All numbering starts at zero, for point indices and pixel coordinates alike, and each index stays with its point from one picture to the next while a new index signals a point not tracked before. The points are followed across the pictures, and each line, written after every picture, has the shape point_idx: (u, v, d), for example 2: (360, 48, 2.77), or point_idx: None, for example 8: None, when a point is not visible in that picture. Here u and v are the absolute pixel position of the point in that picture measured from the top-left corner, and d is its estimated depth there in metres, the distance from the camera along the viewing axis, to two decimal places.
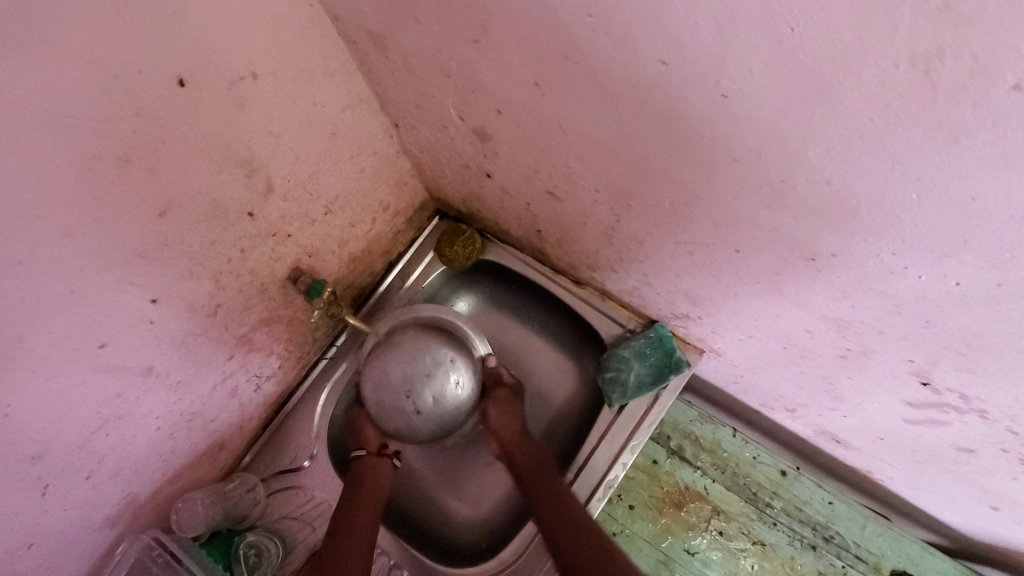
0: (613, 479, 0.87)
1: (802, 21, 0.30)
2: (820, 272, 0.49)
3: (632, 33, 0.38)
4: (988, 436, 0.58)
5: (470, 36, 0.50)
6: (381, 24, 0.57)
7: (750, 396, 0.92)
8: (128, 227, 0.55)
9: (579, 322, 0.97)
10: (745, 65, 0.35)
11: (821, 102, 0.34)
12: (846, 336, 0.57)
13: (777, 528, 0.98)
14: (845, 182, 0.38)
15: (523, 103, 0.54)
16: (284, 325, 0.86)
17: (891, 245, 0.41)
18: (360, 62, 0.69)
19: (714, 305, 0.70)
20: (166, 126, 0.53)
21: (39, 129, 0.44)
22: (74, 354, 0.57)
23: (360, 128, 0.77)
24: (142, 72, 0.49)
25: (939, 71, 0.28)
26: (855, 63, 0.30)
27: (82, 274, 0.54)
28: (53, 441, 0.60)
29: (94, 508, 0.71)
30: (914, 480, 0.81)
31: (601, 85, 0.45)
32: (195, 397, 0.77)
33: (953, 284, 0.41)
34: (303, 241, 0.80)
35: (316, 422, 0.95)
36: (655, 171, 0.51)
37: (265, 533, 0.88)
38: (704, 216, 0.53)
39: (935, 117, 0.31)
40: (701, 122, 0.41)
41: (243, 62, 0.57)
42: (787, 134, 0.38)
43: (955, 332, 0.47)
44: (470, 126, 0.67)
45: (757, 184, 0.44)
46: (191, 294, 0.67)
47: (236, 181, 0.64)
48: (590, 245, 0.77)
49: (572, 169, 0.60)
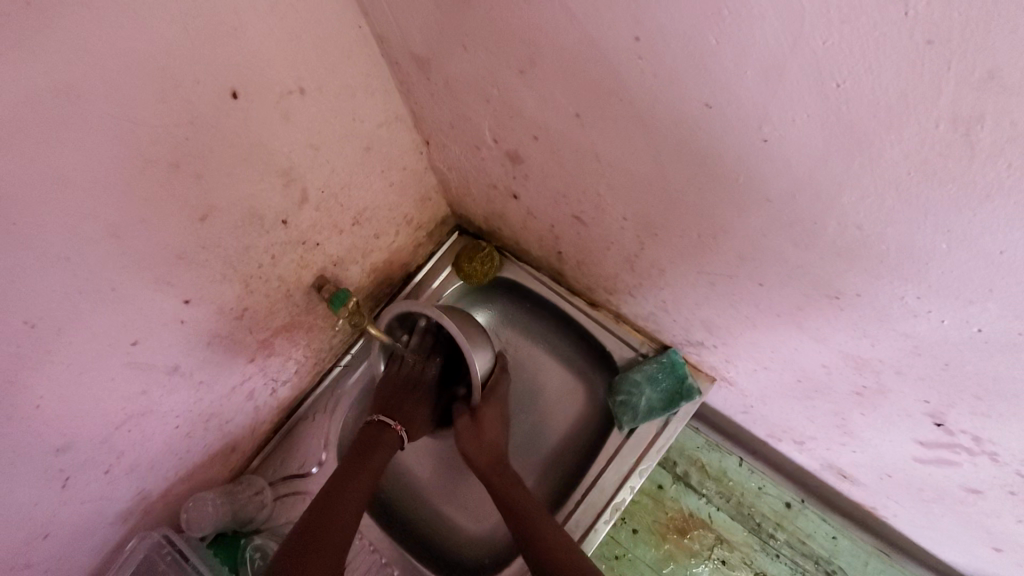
0: (619, 503, 0.88)
1: (847, 78, 0.32)
2: (842, 310, 0.51)
3: (681, 79, 0.40)
4: (998, 479, 0.59)
5: (517, 67, 0.52)
6: (427, 49, 0.59)
7: (758, 426, 0.93)
8: (172, 229, 0.57)
9: (591, 343, 0.98)
10: (788, 114, 0.37)
11: (860, 152, 0.36)
12: (863, 373, 0.58)
13: (780, 560, 0.99)
14: (875, 228, 0.40)
15: (561, 131, 0.56)
16: (305, 330, 0.87)
17: (915, 290, 0.43)
18: (400, 81, 0.72)
19: (731, 334, 0.71)
20: (216, 134, 0.55)
21: (102, 133, 0.46)
22: (108, 349, 0.59)
23: (393, 143, 0.80)
24: (199, 84, 0.51)
25: (977, 133, 0.30)
26: (897, 120, 0.32)
27: (123, 274, 0.55)
28: (79, 434, 0.61)
29: (108, 503, 0.71)
30: (919, 518, 0.82)
31: (644, 121, 0.47)
32: (214, 397, 0.78)
33: (975, 330, 0.43)
34: (330, 249, 0.82)
35: (327, 428, 0.96)
36: (686, 205, 0.53)
37: (271, 537, 0.89)
38: (731, 250, 0.55)
39: (969, 175, 0.32)
40: (739, 162, 0.43)
41: (292, 78, 0.59)
42: (823, 180, 0.40)
43: (973, 376, 0.48)
44: (502, 149, 0.69)
45: (788, 224, 0.46)
46: (221, 297, 0.69)
47: (275, 190, 0.66)
48: (610, 269, 0.79)
49: (602, 198, 0.62)
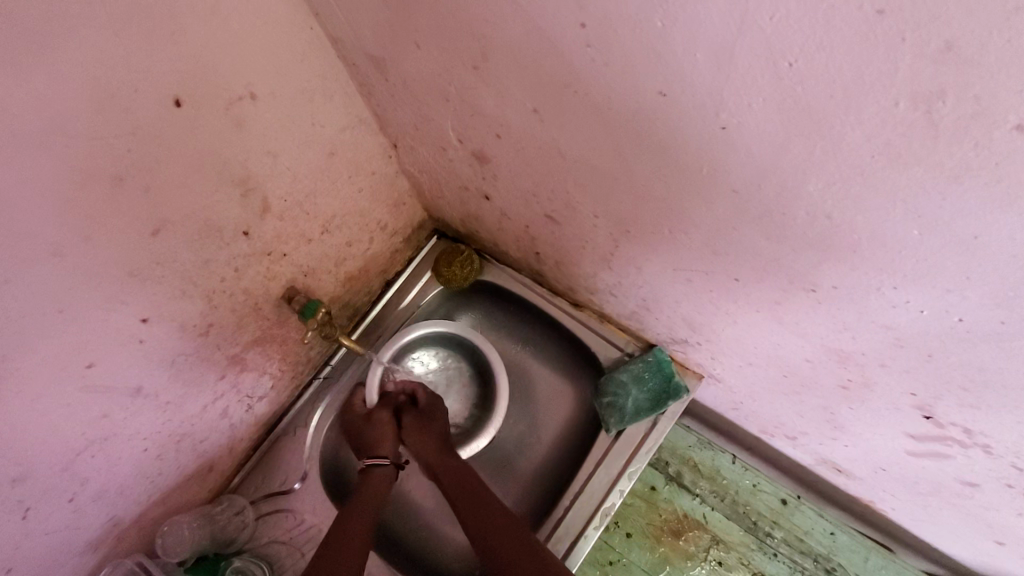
0: (609, 507, 0.85)
1: (801, 56, 0.30)
2: (820, 303, 0.49)
3: (632, 66, 0.38)
4: (993, 472, 0.56)
5: (470, 62, 0.50)
6: (381, 47, 0.57)
7: (749, 422, 0.91)
8: (120, 246, 0.55)
9: (575, 344, 0.96)
10: (744, 99, 0.34)
11: (821, 136, 0.33)
12: (847, 367, 0.56)
13: (778, 558, 0.97)
14: (845, 216, 0.38)
15: (522, 127, 0.54)
16: (278, 344, 0.85)
17: (892, 280, 0.41)
18: (360, 83, 0.69)
19: (713, 331, 0.69)
20: (161, 145, 0.53)
21: (31, 147, 0.44)
22: (61, 374, 0.56)
23: (359, 148, 0.77)
24: (136, 93, 0.48)
25: (939, 111, 0.28)
26: (856, 100, 0.30)
27: (71, 294, 0.53)
28: (36, 463, 0.59)
29: (75, 532, 0.68)
30: (917, 512, 0.79)
31: (601, 113, 0.44)
32: (185, 417, 0.76)
33: (957, 320, 0.41)
34: (299, 259, 0.79)
35: (308, 443, 0.93)
36: (654, 199, 0.50)
37: (252, 559, 0.85)
38: (703, 244, 0.52)
39: (936, 156, 0.30)
40: (701, 153, 0.41)
41: (242, 83, 0.57)
42: (788, 169, 0.37)
43: (958, 367, 0.46)
44: (468, 149, 0.67)
45: (756, 215, 0.44)
46: (182, 314, 0.66)
47: (232, 201, 0.64)
48: (588, 268, 0.77)
49: (570, 194, 0.60)
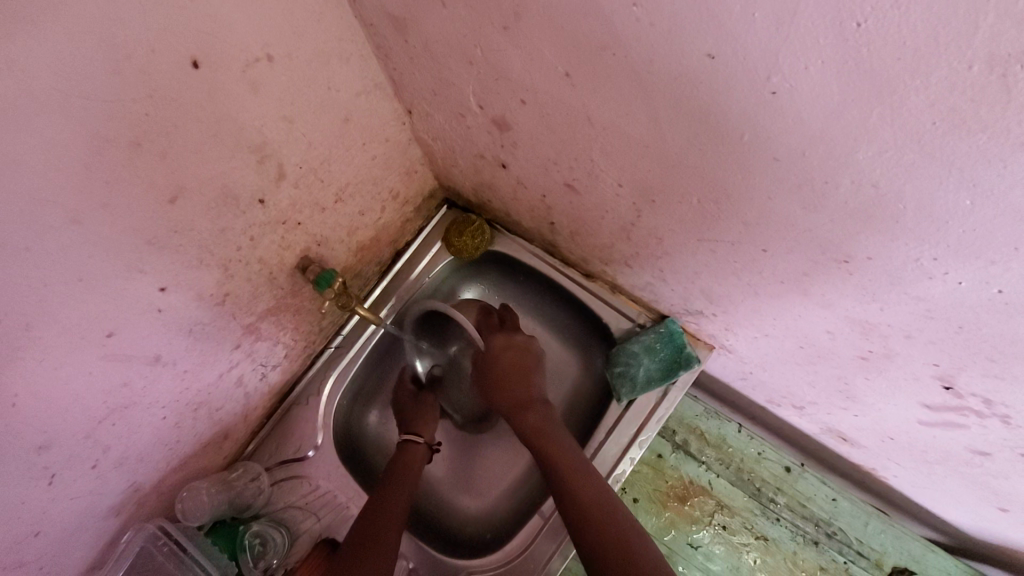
0: (619, 474, 0.86)
1: (871, 16, 0.29)
2: (851, 275, 0.49)
3: (680, 26, 0.36)
4: (1008, 441, 0.58)
5: (500, 23, 0.48)
6: (404, 7, 0.55)
7: (757, 392, 0.92)
8: (139, 212, 0.53)
9: (587, 316, 0.97)
10: (800, 62, 0.33)
11: (880, 102, 0.33)
12: (870, 339, 0.57)
13: (781, 523, 0.99)
14: (892, 186, 0.37)
15: (551, 93, 0.53)
16: (291, 313, 0.85)
17: (933, 251, 0.41)
18: (377, 45, 0.67)
19: (732, 302, 0.69)
20: (178, 108, 0.51)
21: (50, 108, 0.42)
22: (82, 342, 0.56)
23: (373, 114, 0.75)
24: (154, 52, 0.46)
25: (1014, 75, 0.27)
26: (925, 64, 0.29)
27: (90, 262, 0.52)
28: (60, 431, 0.58)
29: (99, 498, 0.69)
30: (921, 478, 0.81)
31: (639, 78, 0.43)
32: (202, 386, 0.76)
33: (996, 291, 0.41)
34: (313, 229, 0.78)
35: (321, 412, 0.95)
36: (686, 167, 0.50)
37: (269, 523, 0.87)
38: (733, 214, 0.52)
39: (1003, 124, 0.29)
40: (743, 120, 0.40)
41: (258, 43, 0.55)
42: (836, 136, 0.37)
43: (988, 338, 0.46)
44: (489, 116, 0.65)
45: (795, 184, 0.43)
46: (199, 283, 0.65)
47: (248, 167, 0.62)
48: (605, 239, 0.76)
49: (596, 164, 0.59)
